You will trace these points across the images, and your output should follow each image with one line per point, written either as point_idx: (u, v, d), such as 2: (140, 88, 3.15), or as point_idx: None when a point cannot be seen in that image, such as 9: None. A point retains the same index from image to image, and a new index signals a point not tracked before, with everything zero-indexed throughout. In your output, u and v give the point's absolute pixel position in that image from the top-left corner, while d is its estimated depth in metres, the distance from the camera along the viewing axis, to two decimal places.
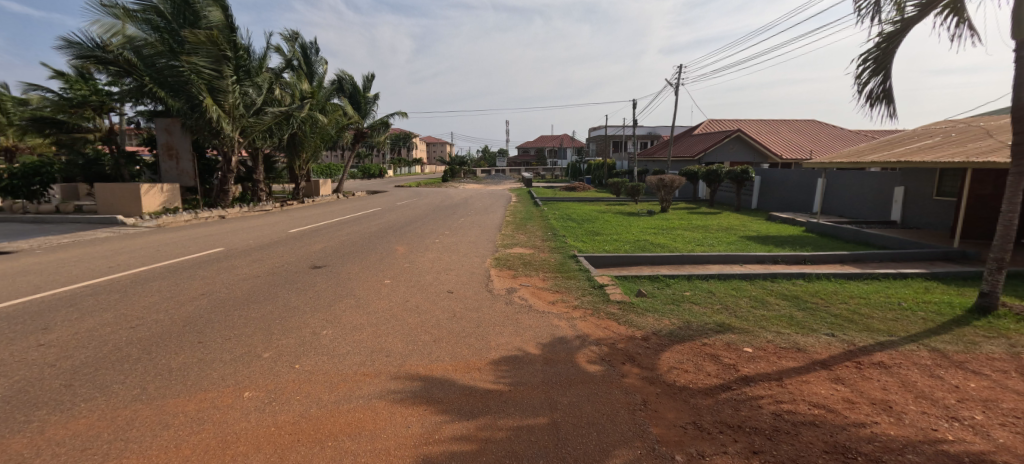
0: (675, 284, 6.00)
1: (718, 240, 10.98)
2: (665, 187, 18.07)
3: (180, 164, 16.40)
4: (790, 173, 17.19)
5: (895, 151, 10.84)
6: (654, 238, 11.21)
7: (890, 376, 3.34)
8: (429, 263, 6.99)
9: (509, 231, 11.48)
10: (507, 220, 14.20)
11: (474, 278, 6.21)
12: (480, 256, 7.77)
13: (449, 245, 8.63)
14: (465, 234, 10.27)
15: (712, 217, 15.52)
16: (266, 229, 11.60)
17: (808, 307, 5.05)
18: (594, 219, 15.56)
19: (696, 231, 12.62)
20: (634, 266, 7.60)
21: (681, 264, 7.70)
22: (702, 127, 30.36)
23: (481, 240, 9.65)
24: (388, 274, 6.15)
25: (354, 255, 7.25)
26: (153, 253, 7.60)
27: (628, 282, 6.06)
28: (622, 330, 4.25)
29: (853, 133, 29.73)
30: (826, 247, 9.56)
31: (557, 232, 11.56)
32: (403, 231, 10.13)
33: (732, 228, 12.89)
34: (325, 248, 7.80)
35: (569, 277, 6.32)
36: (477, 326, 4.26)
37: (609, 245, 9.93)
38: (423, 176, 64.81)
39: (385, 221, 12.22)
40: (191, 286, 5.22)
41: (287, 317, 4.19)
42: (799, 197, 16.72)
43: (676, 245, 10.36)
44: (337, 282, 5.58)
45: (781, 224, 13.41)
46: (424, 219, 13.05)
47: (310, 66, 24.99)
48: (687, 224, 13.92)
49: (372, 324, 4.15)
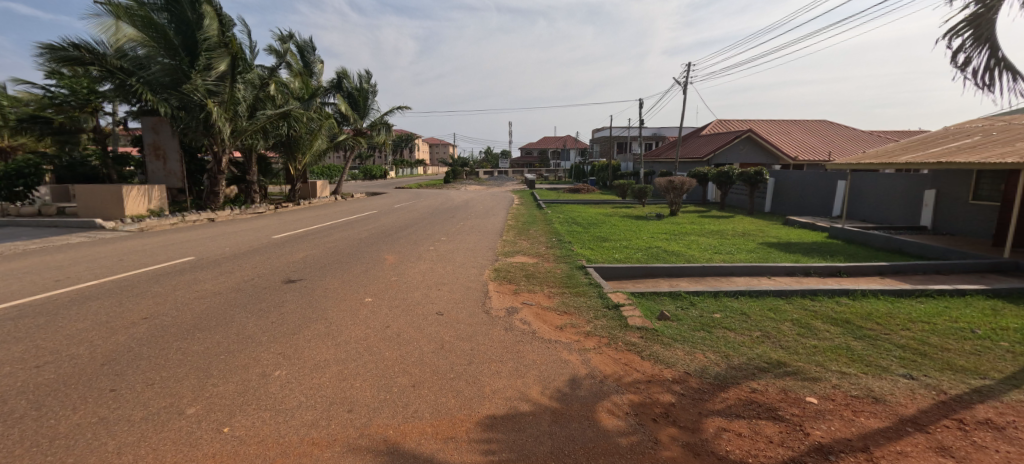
0: (701, 304, 5.17)
1: (736, 247, 10.17)
2: (675, 190, 17.26)
3: (167, 164, 15.73)
4: (807, 174, 16.33)
5: (931, 151, 9.99)
6: (667, 245, 10.39)
7: (1010, 444, 2.52)
8: (420, 276, 6.20)
9: (512, 237, 10.70)
10: (509, 224, 13.41)
11: (469, 295, 5.42)
12: (478, 268, 6.97)
13: (444, 254, 7.84)
14: (463, 241, 9.47)
15: (726, 221, 14.68)
16: (251, 234, 10.84)
17: (866, 335, 4.23)
18: (601, 223, 14.77)
19: (712, 237, 11.79)
20: (649, 280, 6.81)
21: (702, 278, 6.88)
22: (710, 127, 29.51)
23: (480, 248, 8.84)
24: (372, 290, 5.36)
25: (336, 266, 6.47)
26: (116, 262, 6.86)
27: (647, 301, 5.23)
28: (647, 368, 3.45)
29: (866, 134, 28.87)
30: (858, 257, 8.72)
31: (563, 238, 10.77)
32: (397, 237, 9.37)
33: (749, 233, 12.06)
34: (307, 257, 7.04)
35: (580, 294, 5.52)
36: (468, 363, 3.46)
37: (620, 253, 9.13)
38: (425, 177, 64.14)
39: (379, 226, 11.46)
40: (136, 307, 4.44)
41: (234, 353, 3.40)
42: (817, 200, 15.86)
43: (692, 253, 9.55)
44: (309, 301, 4.80)
45: (801, 230, 12.58)
46: (422, 223, 12.27)
47: (309, 65, 24.57)
48: (701, 230, 13.09)
49: (339, 361, 3.36)
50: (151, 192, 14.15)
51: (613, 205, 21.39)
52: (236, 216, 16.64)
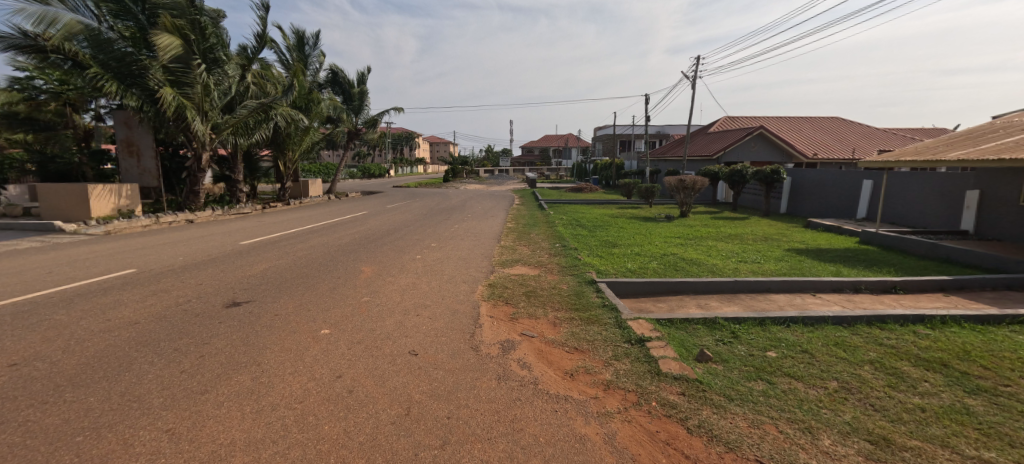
0: (751, 337, 4.07)
1: (762, 254, 9.11)
2: (686, 189, 16.18)
3: (142, 162, 14.66)
4: (827, 173, 15.23)
5: (983, 147, 8.87)
6: (683, 252, 9.32)
7: None
8: (399, 295, 5.14)
9: (511, 242, 9.65)
10: (508, 226, 12.39)
11: (455, 322, 4.34)
12: (470, 282, 5.89)
13: (432, 265, 6.77)
14: (457, 248, 8.40)
15: (742, 224, 13.66)
16: (223, 238, 9.77)
17: (983, 390, 3.14)
18: (607, 225, 13.75)
19: (731, 241, 10.71)
20: (672, 297, 5.77)
21: (736, 296, 5.78)
22: (718, 124, 28.40)
23: (474, 256, 7.79)
24: (333, 315, 4.29)
25: (298, 281, 5.42)
26: (43, 275, 5.82)
27: (677, 331, 4.17)
28: (701, 453, 2.38)
29: (879, 132, 27.83)
30: (904, 267, 7.67)
31: (568, 243, 9.73)
32: (381, 243, 8.34)
33: (771, 238, 11.03)
34: (267, 270, 5.98)
35: (593, 321, 4.45)
36: (442, 444, 2.40)
37: (633, 262, 8.07)
38: (426, 176, 63.17)
39: (366, 228, 10.46)
40: (14, 347, 3.39)
41: (100, 434, 2.34)
42: (839, 200, 14.77)
43: (714, 261, 8.49)
44: (247, 333, 3.75)
45: (827, 234, 11.53)
46: (413, 226, 11.21)
47: (304, 58, 23.78)
48: (717, 233, 12.03)
49: (250, 444, 2.29)
50: (122, 191, 13.13)
51: (618, 205, 20.32)
52: (218, 216, 15.67)
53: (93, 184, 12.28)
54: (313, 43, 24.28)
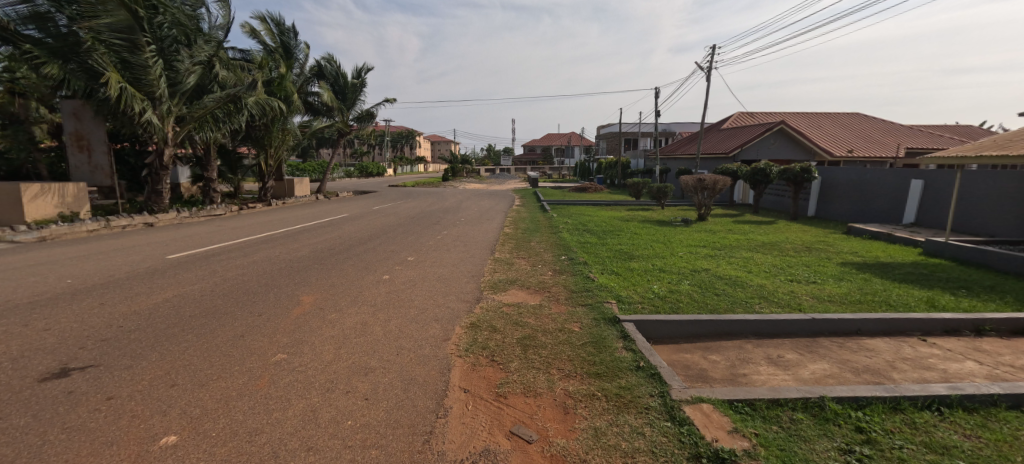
0: (906, 448, 2.39)
1: (814, 270, 7.44)
2: (705, 190, 14.50)
3: (93, 158, 13.03)
4: (868, 172, 13.50)
5: None
6: (716, 266, 7.65)
7: None
8: (335, 347, 3.49)
9: (507, 254, 8.00)
10: (505, 232, 10.78)
11: (407, 409, 2.67)
12: (443, 322, 4.21)
13: (400, 292, 5.10)
14: (439, 264, 6.76)
15: (774, 231, 12.01)
16: (164, 245, 8.18)
17: None
18: (619, 230, 12.14)
19: (769, 252, 9.03)
20: (727, 344, 4.12)
21: (818, 346, 4.09)
22: (733, 120, 26.68)
23: (457, 275, 6.13)
24: (205, 399, 2.66)
25: (189, 326, 3.75)
26: None
27: (767, 429, 2.51)
28: None
29: (904, 129, 26.11)
30: (1007, 291, 5.99)
31: (575, 255, 8.06)
32: (344, 257, 6.75)
33: (814, 248, 9.39)
34: (166, 302, 4.37)
35: (626, 402, 2.80)
36: None
37: (659, 282, 6.40)
38: (426, 175, 61.71)
39: (336, 235, 8.88)
40: None
41: None
42: (882, 203, 13.00)
43: (758, 279, 6.81)
44: (22, 451, 2.14)
45: (878, 243, 9.85)
46: (394, 232, 9.60)
47: (288, 50, 22.34)
48: (748, 241, 10.37)
49: None
50: (66, 192, 11.65)
51: (627, 207, 18.65)
52: (184, 219, 14.05)
53: (28, 184, 10.72)
54: (296, 34, 22.81)
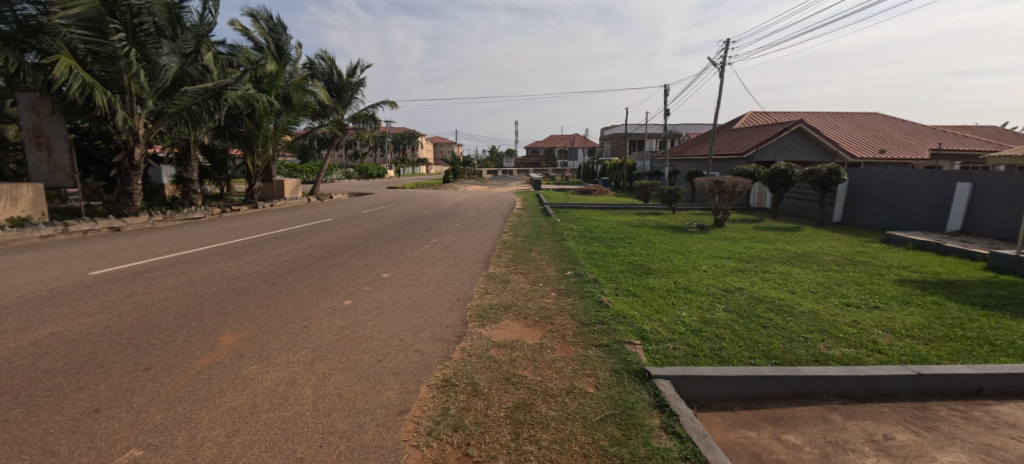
0: None
1: (868, 291, 6.26)
2: (723, 193, 13.28)
3: (53, 157, 11.94)
4: (905, 174, 12.22)
5: None
6: (750, 285, 6.45)
7: None
8: (229, 434, 2.30)
9: (503, 268, 6.82)
10: (504, 241, 9.60)
11: None
12: (404, 378, 3.02)
13: (360, 326, 3.92)
14: (419, 283, 5.57)
15: (803, 239, 10.82)
16: (107, 255, 7.04)
17: None
18: (630, 238, 10.95)
19: (807, 266, 7.79)
20: (803, 413, 2.91)
21: (934, 418, 2.90)
22: (745, 119, 25.46)
23: (440, 299, 4.94)
24: None
25: (25, 398, 2.54)
26: None
27: None
28: None
29: (927, 129, 24.85)
30: None
31: (583, 270, 6.86)
32: (306, 273, 5.59)
33: (857, 261, 8.19)
34: (27, 347, 3.21)
35: None
36: None
37: (687, 307, 5.21)
38: (426, 177, 60.49)
39: (308, 244, 7.74)
40: None
41: None
42: (922, 208, 11.73)
43: (805, 302, 5.63)
44: None
45: (930, 256, 8.64)
46: (377, 240, 8.46)
47: (280, 47, 21.32)
48: (778, 252, 9.14)
49: None
50: (26, 196, 10.78)
51: (635, 211, 17.41)
52: (157, 223, 12.90)
53: None
54: (286, 29, 21.68)
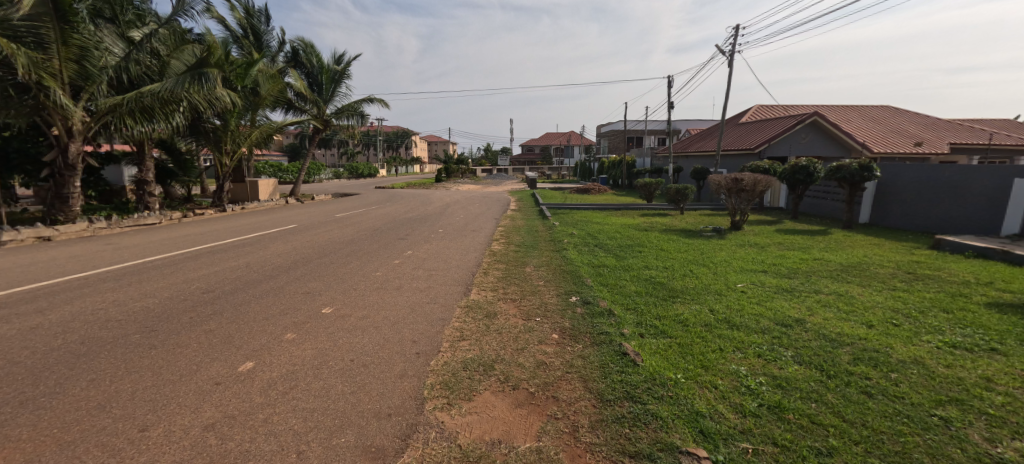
0: None
1: (968, 322, 4.76)
2: (742, 192, 11.72)
3: None
4: (952, 171, 10.72)
5: None
6: (810, 314, 4.94)
7: None
8: None
9: (488, 293, 5.30)
10: (494, 251, 8.06)
11: None
12: None
13: (239, 422, 2.38)
14: (367, 323, 4.02)
15: (841, 246, 9.35)
16: None
17: None
18: (641, 245, 9.42)
19: (866, 285, 6.30)
20: None
21: None
22: (752, 113, 23.99)
23: (386, 353, 3.40)
24: None
25: None
26: None
27: None
28: None
29: (944, 123, 23.48)
30: None
31: (592, 295, 5.34)
32: (212, 311, 4.04)
33: (922, 276, 6.73)
34: None
35: None
36: None
37: (743, 358, 3.69)
38: (419, 176, 58.69)
39: (244, 261, 6.16)
40: None
41: None
42: (972, 210, 10.25)
43: (899, 344, 4.12)
44: None
45: (1004, 267, 7.19)
46: (335, 255, 6.88)
47: (258, 36, 19.68)
48: (820, 263, 7.67)
49: None
50: None
51: (639, 212, 15.90)
52: (99, 230, 11.22)
53: None
54: (265, 17, 20.00)
